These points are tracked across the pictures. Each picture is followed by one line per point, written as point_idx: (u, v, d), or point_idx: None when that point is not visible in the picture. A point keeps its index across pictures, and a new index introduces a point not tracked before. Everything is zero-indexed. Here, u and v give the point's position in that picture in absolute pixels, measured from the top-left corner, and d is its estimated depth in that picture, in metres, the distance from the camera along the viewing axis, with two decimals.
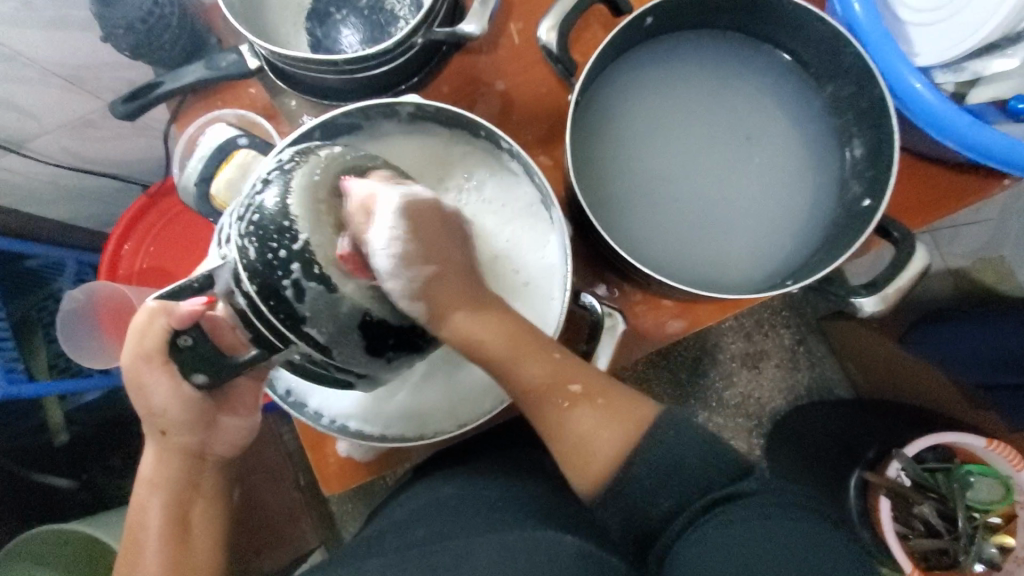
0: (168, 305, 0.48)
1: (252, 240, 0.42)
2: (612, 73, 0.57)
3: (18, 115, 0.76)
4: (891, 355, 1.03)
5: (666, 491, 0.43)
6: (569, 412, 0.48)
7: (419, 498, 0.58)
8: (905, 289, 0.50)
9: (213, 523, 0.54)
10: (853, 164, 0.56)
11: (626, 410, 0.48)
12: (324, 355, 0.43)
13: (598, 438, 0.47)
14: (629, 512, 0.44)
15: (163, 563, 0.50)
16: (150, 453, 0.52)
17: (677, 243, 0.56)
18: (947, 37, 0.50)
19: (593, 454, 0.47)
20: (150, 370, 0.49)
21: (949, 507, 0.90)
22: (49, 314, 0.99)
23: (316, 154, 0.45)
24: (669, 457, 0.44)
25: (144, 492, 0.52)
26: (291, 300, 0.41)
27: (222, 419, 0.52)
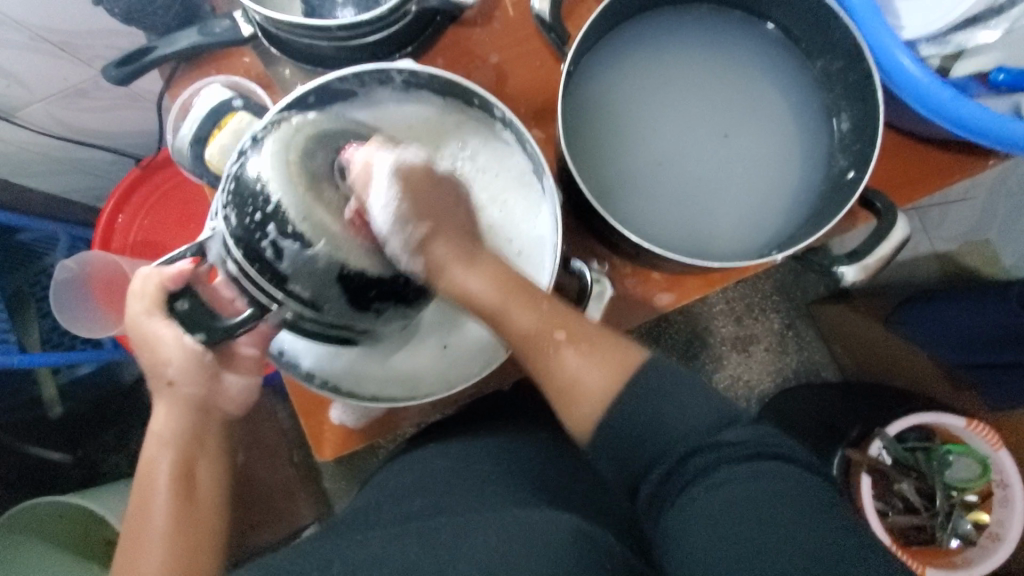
0: (161, 266, 0.51)
1: (232, 208, 0.45)
2: (603, 47, 0.58)
3: (7, 81, 0.75)
4: (883, 340, 1.05)
5: (650, 440, 0.41)
6: (558, 355, 0.46)
7: (414, 469, 0.59)
8: (885, 260, 0.51)
9: (219, 481, 0.53)
10: (841, 138, 0.57)
11: (616, 351, 0.46)
12: (313, 311, 0.46)
13: (586, 379, 0.45)
14: (620, 458, 0.43)
15: (173, 521, 0.49)
16: (158, 410, 0.53)
17: (666, 217, 0.57)
18: (931, 9, 0.51)
19: (581, 394, 0.45)
20: (154, 325, 0.51)
21: (928, 484, 0.94)
22: (43, 288, 1.00)
23: (289, 120, 0.46)
24: (663, 411, 0.42)
25: (151, 450, 0.52)
26: (272, 261, 0.44)
27: (226, 375, 0.55)
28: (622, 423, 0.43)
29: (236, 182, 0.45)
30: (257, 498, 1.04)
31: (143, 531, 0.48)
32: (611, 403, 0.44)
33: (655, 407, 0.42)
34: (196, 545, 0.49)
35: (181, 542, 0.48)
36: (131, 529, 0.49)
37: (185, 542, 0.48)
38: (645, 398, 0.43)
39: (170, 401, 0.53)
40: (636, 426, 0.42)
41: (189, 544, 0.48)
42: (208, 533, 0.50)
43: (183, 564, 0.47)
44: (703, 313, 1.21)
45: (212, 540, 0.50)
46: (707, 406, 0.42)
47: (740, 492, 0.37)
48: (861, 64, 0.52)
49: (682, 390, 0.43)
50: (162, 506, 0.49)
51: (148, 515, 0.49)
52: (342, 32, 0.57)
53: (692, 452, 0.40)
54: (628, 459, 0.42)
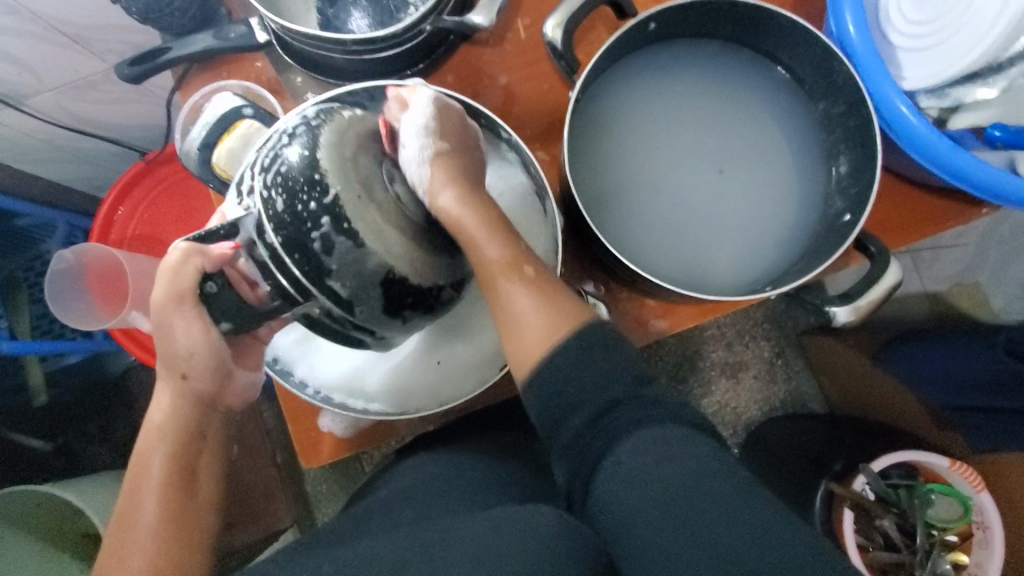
0: (200, 247, 0.49)
1: (279, 192, 0.44)
2: (612, 76, 0.59)
3: (19, 69, 0.76)
4: (870, 376, 1.06)
5: (580, 385, 0.45)
6: (512, 288, 0.48)
7: (408, 476, 0.61)
8: (876, 302, 0.52)
9: (216, 478, 0.54)
10: (838, 180, 0.58)
11: (565, 302, 0.48)
12: (346, 312, 0.46)
13: (531, 319, 0.48)
14: (547, 400, 0.46)
15: (161, 515, 0.50)
16: (160, 401, 0.52)
17: (663, 246, 0.58)
18: (932, 63, 0.52)
19: (525, 333, 0.48)
20: (179, 312, 0.49)
21: (909, 522, 0.93)
22: (37, 275, 1.00)
23: (341, 113, 0.47)
24: (601, 360, 0.46)
25: (149, 441, 0.51)
26: (318, 254, 0.44)
27: (237, 372, 0.54)
28: (559, 367, 0.46)
29: (284, 166, 0.45)
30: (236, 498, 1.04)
31: (132, 519, 0.49)
32: (551, 348, 0.47)
33: (590, 359, 0.46)
34: (184, 539, 0.50)
35: (172, 542, 0.49)
36: (124, 521, 0.49)
37: (177, 542, 0.49)
38: (587, 350, 0.46)
39: (175, 392, 0.52)
40: (568, 381, 0.46)
41: (182, 542, 0.50)
42: (201, 532, 0.51)
43: (174, 563, 0.49)
44: (695, 337, 1.22)
45: (199, 531, 0.52)
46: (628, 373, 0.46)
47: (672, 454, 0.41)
48: (860, 110, 0.53)
49: (626, 354, 0.47)
50: (152, 501, 0.50)
51: (141, 508, 0.50)
52: (355, 46, 0.57)
53: (616, 402, 0.44)
54: (555, 400, 0.46)
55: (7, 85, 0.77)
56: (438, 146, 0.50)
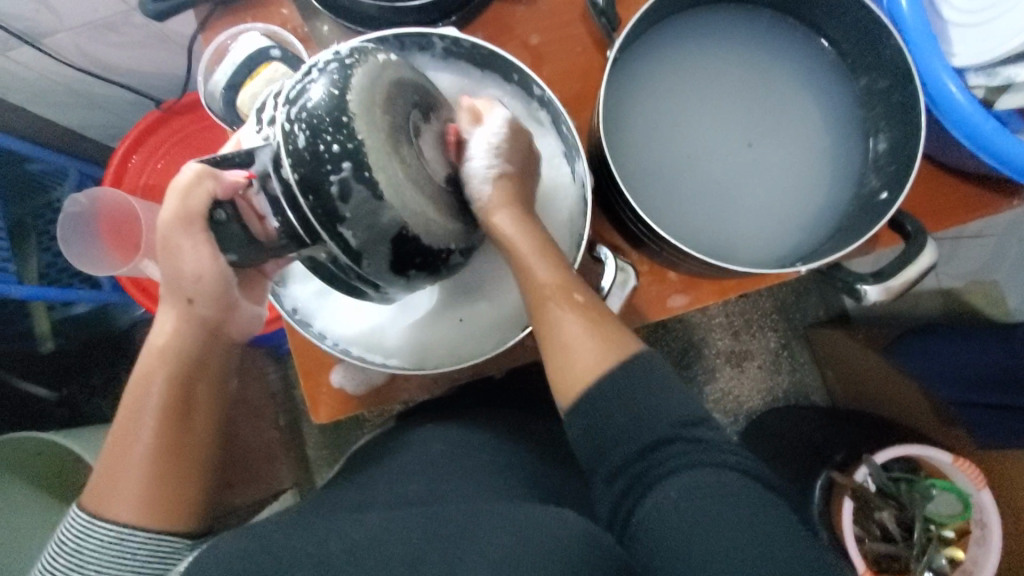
0: (214, 169, 0.46)
1: (302, 128, 0.42)
2: (650, 39, 0.57)
3: (37, 6, 0.74)
4: (876, 368, 1.05)
5: (630, 425, 0.43)
6: (562, 315, 0.46)
7: (417, 451, 0.59)
8: (910, 282, 0.51)
9: (218, 405, 0.53)
10: (875, 158, 0.57)
11: (614, 332, 0.46)
12: (353, 262, 0.43)
13: (581, 348, 0.45)
14: (593, 429, 0.44)
15: (158, 440, 0.49)
16: (165, 325, 0.51)
17: (695, 216, 0.57)
18: (983, 40, 0.50)
19: (573, 361, 0.45)
20: (187, 236, 0.47)
21: (908, 515, 0.94)
22: (46, 222, 0.99)
23: (377, 56, 0.44)
24: (641, 398, 0.43)
25: (150, 364, 0.50)
26: (334, 198, 0.41)
27: (243, 305, 0.52)
28: (609, 398, 0.44)
29: (306, 103, 0.42)
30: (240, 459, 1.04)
31: (130, 442, 0.49)
32: (604, 375, 0.44)
33: (637, 390, 0.44)
34: (182, 466, 0.49)
35: (167, 465, 0.49)
36: (121, 440, 0.49)
37: (172, 466, 0.49)
38: (631, 385, 0.44)
39: (180, 316, 0.50)
40: (617, 416, 0.43)
41: (179, 467, 0.49)
42: (196, 459, 0.51)
43: (168, 486, 0.48)
44: (702, 324, 1.22)
45: (199, 458, 0.51)
46: (677, 399, 0.44)
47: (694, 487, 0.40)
48: (906, 86, 0.51)
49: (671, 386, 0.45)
50: (149, 426, 0.49)
51: (138, 432, 0.49)
52: None
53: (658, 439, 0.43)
54: (600, 440, 0.44)
55: (25, 22, 0.76)
56: (504, 163, 0.49)
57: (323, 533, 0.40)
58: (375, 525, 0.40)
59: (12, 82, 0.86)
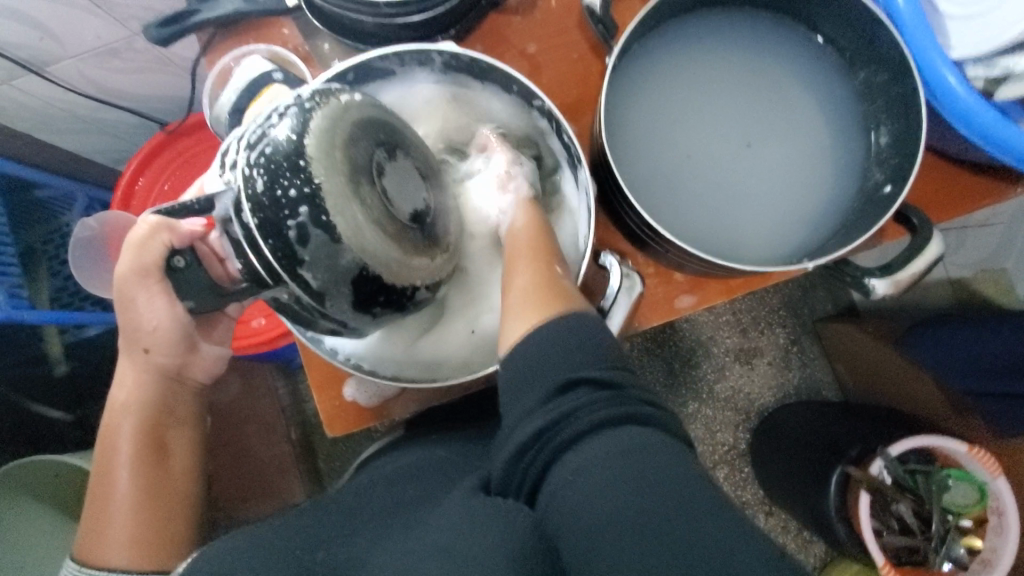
0: (169, 222, 0.50)
1: (260, 172, 0.43)
2: (647, 44, 0.57)
3: (42, 35, 0.75)
4: (886, 358, 1.04)
5: (545, 372, 0.41)
6: (516, 278, 0.49)
7: (410, 456, 0.60)
8: (918, 275, 0.51)
9: (187, 445, 0.59)
10: (877, 152, 0.57)
11: (562, 289, 0.47)
12: (315, 301, 0.44)
13: (522, 304, 0.46)
14: (517, 385, 0.42)
15: (138, 484, 0.54)
16: (125, 379, 0.56)
17: (699, 217, 0.57)
18: (981, 31, 0.51)
19: (511, 317, 0.46)
20: (146, 288, 0.52)
21: (925, 507, 0.93)
22: (57, 247, 1.00)
23: (338, 97, 0.46)
24: (576, 354, 0.41)
25: (116, 416, 0.55)
26: (293, 242, 0.42)
27: (203, 345, 0.58)
28: (536, 348, 0.43)
29: (269, 147, 0.43)
30: (250, 473, 1.05)
31: (110, 490, 0.54)
32: (530, 327, 0.45)
33: (563, 339, 0.42)
34: (164, 503, 0.55)
35: (152, 505, 0.54)
36: (100, 495, 0.54)
37: (158, 505, 0.54)
38: (566, 331, 0.43)
39: (137, 370, 0.56)
40: (547, 366, 0.41)
41: (160, 506, 0.54)
42: (178, 494, 0.56)
43: (154, 523, 0.54)
44: (709, 323, 1.22)
45: (178, 494, 0.56)
46: (600, 352, 0.42)
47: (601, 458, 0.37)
48: (905, 79, 0.52)
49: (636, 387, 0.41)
50: (125, 473, 0.54)
51: (117, 479, 0.54)
52: (387, 9, 0.57)
53: (560, 385, 0.40)
54: (520, 389, 0.42)
55: (29, 51, 0.77)
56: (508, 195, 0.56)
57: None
58: (389, 533, 0.40)
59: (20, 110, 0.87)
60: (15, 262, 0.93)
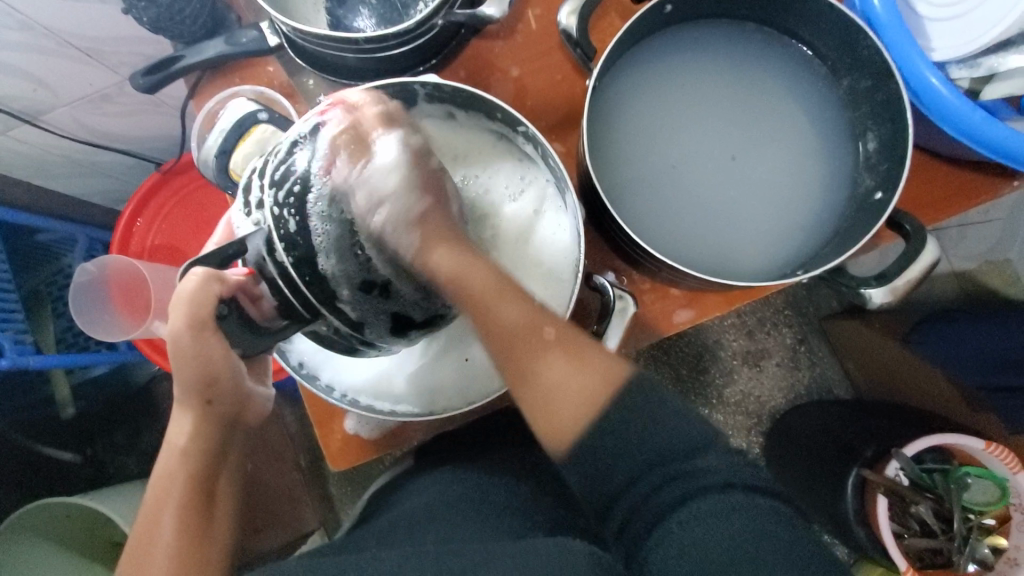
0: (218, 273, 0.46)
1: (292, 211, 0.45)
2: (627, 62, 0.57)
3: (35, 87, 0.76)
4: (894, 358, 1.02)
5: (642, 455, 0.42)
6: (541, 358, 0.47)
7: (430, 492, 0.59)
8: (914, 281, 0.50)
9: (231, 496, 0.55)
10: (866, 157, 0.57)
11: (594, 358, 0.47)
12: (352, 330, 0.48)
13: (565, 391, 0.46)
14: (592, 477, 0.44)
15: (178, 539, 0.49)
16: (182, 423, 0.52)
17: (690, 232, 0.57)
18: (962, 33, 0.50)
19: (559, 411, 0.46)
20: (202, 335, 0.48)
21: (945, 507, 0.91)
22: (59, 288, 1.01)
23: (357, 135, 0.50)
24: (660, 424, 0.43)
25: (170, 461, 0.51)
26: (331, 278, 0.45)
27: (256, 391, 0.54)
28: (603, 445, 0.44)
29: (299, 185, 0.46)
30: (264, 504, 1.04)
31: (151, 541, 0.49)
32: (591, 423, 0.44)
33: (631, 435, 0.43)
34: (200, 561, 0.50)
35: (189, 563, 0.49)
36: (145, 541, 0.49)
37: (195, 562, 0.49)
38: (640, 411, 0.44)
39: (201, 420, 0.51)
40: (617, 468, 0.43)
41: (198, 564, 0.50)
42: (215, 552, 0.51)
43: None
44: (715, 327, 1.21)
45: (216, 555, 0.51)
46: (672, 431, 0.43)
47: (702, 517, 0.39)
48: (889, 84, 0.51)
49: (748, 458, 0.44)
50: (169, 520, 0.50)
51: (160, 525, 0.50)
52: (368, 44, 0.57)
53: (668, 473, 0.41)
54: (603, 486, 0.43)
55: (23, 102, 0.78)
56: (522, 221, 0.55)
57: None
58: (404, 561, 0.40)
59: (17, 159, 0.88)
60: (19, 308, 0.94)
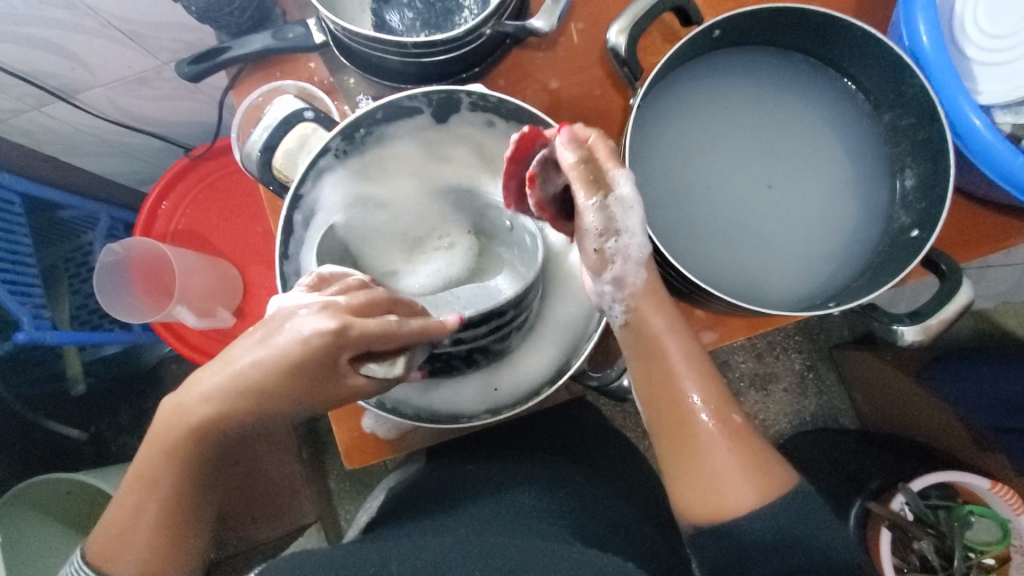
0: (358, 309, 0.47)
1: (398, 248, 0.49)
2: (671, 83, 0.57)
3: (74, 65, 0.77)
4: (905, 391, 1.02)
5: (779, 551, 0.42)
6: (714, 440, 0.45)
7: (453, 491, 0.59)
8: (948, 322, 0.50)
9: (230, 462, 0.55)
10: (903, 194, 0.57)
11: (769, 470, 0.45)
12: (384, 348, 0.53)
13: (728, 479, 0.44)
14: (726, 553, 0.43)
15: (165, 500, 0.51)
16: (199, 386, 0.47)
17: (723, 256, 0.57)
18: (1012, 79, 0.51)
19: (716, 491, 0.44)
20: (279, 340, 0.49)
21: (947, 544, 0.91)
22: (77, 265, 1.02)
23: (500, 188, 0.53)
24: (786, 530, 0.43)
25: (179, 428, 0.48)
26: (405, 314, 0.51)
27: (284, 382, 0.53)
28: (743, 537, 0.43)
29: None
30: (264, 494, 1.06)
31: (144, 493, 0.50)
32: (749, 515, 0.43)
33: (781, 534, 0.43)
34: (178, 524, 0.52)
35: (171, 528, 0.51)
36: (129, 506, 0.51)
37: (177, 528, 0.52)
38: (796, 518, 0.44)
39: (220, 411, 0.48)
40: (773, 541, 0.43)
41: (177, 529, 0.52)
42: (197, 518, 0.53)
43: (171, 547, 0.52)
44: (724, 348, 1.21)
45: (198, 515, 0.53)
46: (810, 536, 0.43)
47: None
48: (933, 123, 0.51)
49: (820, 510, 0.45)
50: (165, 482, 0.50)
51: (154, 485, 0.50)
52: (415, 49, 0.57)
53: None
54: (735, 561, 0.43)
55: (60, 79, 0.78)
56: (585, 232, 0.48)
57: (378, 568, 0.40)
58: (428, 561, 0.40)
59: (48, 134, 0.89)
60: (38, 282, 0.94)
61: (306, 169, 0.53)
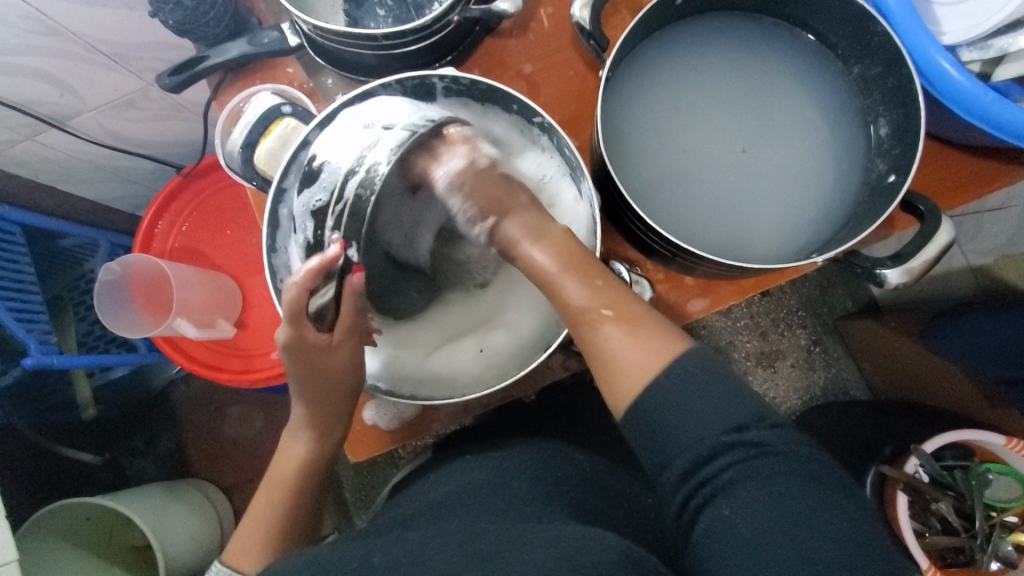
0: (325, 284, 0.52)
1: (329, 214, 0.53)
2: (640, 53, 0.58)
3: (61, 91, 0.78)
4: (912, 353, 1.01)
5: (691, 422, 0.40)
6: (601, 332, 0.44)
7: (453, 480, 0.59)
8: (929, 263, 0.51)
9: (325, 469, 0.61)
10: (878, 142, 0.57)
11: (658, 333, 0.43)
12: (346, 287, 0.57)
13: (621, 360, 0.43)
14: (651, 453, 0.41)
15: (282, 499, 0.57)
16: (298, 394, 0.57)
17: (705, 216, 0.58)
18: (972, 15, 0.51)
19: (618, 376, 0.43)
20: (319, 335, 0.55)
21: (967, 504, 0.89)
22: (81, 293, 1.04)
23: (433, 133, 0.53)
24: (690, 409, 0.40)
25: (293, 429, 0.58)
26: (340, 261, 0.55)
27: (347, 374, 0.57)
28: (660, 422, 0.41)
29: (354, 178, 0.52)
30: None
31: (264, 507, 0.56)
32: (648, 390, 0.41)
33: (690, 405, 0.40)
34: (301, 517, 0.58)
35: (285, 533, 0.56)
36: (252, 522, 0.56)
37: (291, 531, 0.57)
38: (696, 381, 0.40)
39: (317, 440, 0.59)
40: (688, 420, 0.40)
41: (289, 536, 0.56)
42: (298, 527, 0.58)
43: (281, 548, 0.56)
44: (727, 328, 1.21)
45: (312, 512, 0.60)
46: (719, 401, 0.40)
47: (757, 486, 0.38)
48: (899, 68, 0.52)
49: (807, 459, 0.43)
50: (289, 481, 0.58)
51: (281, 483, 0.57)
52: (386, 40, 0.58)
53: (719, 443, 0.39)
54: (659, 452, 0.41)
55: (50, 106, 0.80)
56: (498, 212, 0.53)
57: (377, 550, 0.40)
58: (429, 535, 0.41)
59: (44, 164, 0.91)
60: (44, 311, 0.96)
61: (288, 163, 0.54)
